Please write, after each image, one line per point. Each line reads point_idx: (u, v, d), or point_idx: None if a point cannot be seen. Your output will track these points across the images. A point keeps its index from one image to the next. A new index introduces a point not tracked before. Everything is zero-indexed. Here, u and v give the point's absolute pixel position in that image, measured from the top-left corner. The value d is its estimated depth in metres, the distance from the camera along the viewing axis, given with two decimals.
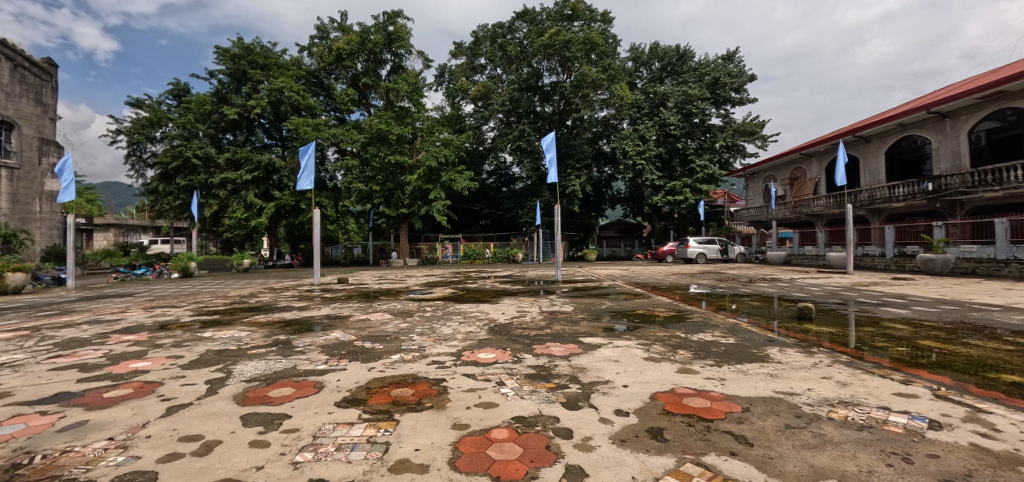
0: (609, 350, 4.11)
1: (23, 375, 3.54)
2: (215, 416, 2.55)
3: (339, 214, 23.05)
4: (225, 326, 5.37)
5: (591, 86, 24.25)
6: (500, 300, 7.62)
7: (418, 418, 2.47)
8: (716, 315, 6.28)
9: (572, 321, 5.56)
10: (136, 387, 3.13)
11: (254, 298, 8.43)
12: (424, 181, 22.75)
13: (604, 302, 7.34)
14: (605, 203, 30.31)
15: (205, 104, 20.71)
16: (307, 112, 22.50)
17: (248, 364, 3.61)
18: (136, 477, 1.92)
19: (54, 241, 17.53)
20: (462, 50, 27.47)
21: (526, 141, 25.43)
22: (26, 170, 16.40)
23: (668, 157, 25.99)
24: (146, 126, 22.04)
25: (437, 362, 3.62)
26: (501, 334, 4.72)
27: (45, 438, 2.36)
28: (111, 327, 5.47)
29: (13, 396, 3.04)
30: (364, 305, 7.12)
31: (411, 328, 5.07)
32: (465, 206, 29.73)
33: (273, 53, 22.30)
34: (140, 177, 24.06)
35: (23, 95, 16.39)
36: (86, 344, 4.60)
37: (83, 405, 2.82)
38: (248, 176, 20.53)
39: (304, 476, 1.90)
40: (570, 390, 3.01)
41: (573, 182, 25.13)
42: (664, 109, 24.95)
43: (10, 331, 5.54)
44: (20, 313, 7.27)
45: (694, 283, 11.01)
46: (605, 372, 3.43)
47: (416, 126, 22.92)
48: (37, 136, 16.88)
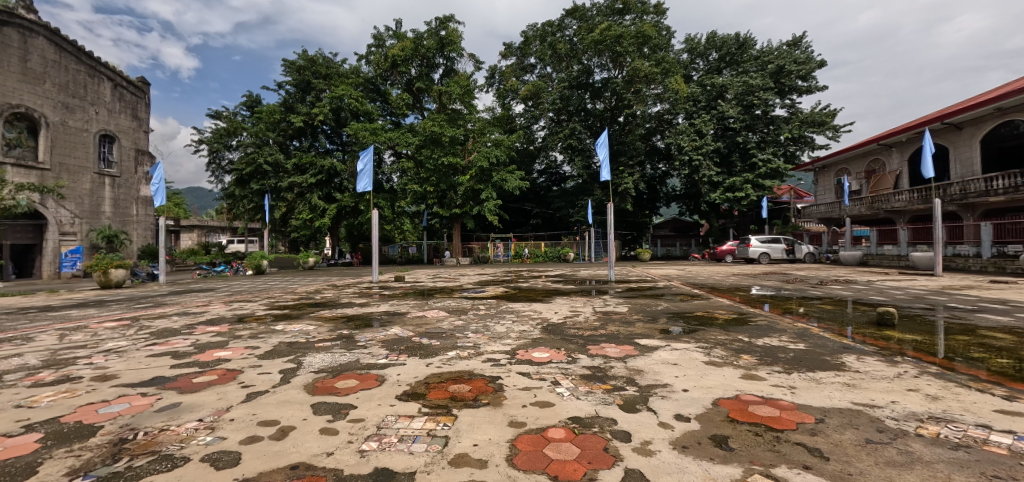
0: (667, 353, 3.97)
1: (127, 361, 3.98)
2: (288, 403, 2.73)
3: (395, 215, 23.94)
4: (295, 319, 5.73)
5: (644, 81, 23.61)
6: (552, 299, 7.57)
7: (475, 414, 2.51)
8: (782, 319, 5.89)
9: (627, 322, 5.43)
10: (220, 373, 3.43)
11: (319, 294, 8.95)
12: (476, 181, 23.18)
13: (660, 304, 7.10)
14: (659, 201, 29.32)
15: (274, 113, 22.24)
16: (365, 117, 23.54)
17: (316, 357, 3.83)
18: (222, 457, 2.10)
19: (148, 241, 19.46)
20: (512, 50, 27.58)
21: (577, 139, 25.12)
22: (125, 178, 18.39)
23: (727, 152, 24.72)
24: (225, 136, 24.07)
25: (492, 359, 3.66)
26: (555, 334, 4.69)
27: (146, 417, 2.63)
28: (196, 319, 6.03)
29: (119, 379, 3.42)
30: (420, 303, 7.34)
31: (465, 326, 5.16)
32: (515, 205, 29.90)
33: (334, 63, 23.56)
34: (220, 182, 26.31)
35: (122, 111, 18.43)
36: (176, 333, 5.10)
37: (176, 389, 3.12)
38: (313, 180, 21.86)
39: (370, 464, 1.98)
40: (627, 392, 2.94)
41: (626, 179, 24.55)
42: (722, 102, 23.75)
43: (115, 320, 6.26)
44: (123, 305, 8.18)
45: (758, 285, 10.36)
46: (663, 375, 3.32)
47: (468, 127, 23.36)
48: (134, 148, 18.89)
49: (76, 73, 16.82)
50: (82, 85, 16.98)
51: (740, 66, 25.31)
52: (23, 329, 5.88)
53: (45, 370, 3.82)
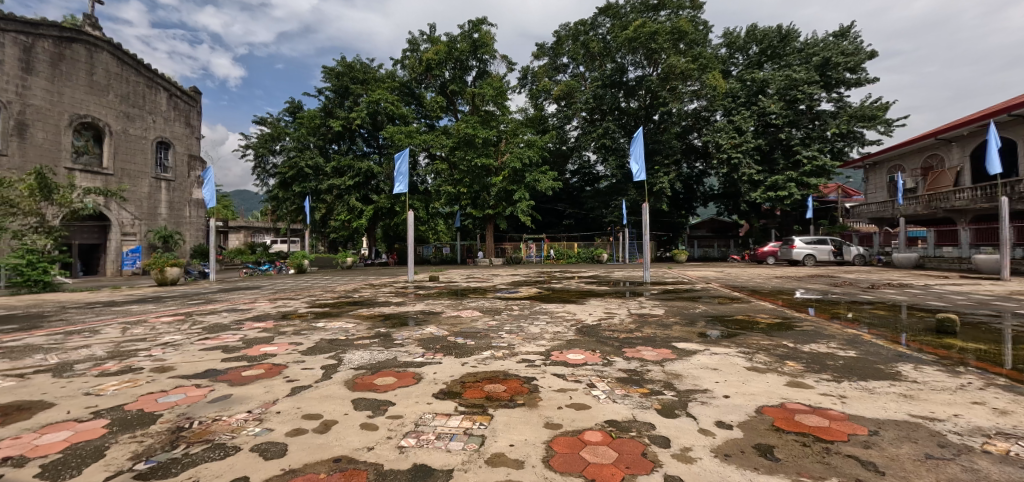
0: (706, 357, 3.85)
1: (183, 353, 4.24)
2: (330, 398, 2.83)
3: (430, 216, 24.32)
4: (335, 317, 5.94)
5: (680, 78, 23.02)
6: (586, 300, 7.49)
7: (511, 414, 2.51)
8: (830, 324, 5.60)
9: (664, 325, 5.30)
10: (267, 368, 3.58)
11: (357, 293, 9.23)
12: (509, 182, 23.32)
13: (697, 306, 6.90)
14: (696, 200, 28.54)
15: (315, 118, 23.14)
16: (401, 120, 24.06)
17: (356, 353, 3.95)
18: (270, 447, 2.20)
19: (200, 240, 20.67)
20: (544, 50, 27.53)
21: (611, 138, 24.80)
22: (179, 182, 19.62)
23: (768, 149, 23.79)
24: (269, 141, 25.23)
25: (527, 360, 3.66)
26: (590, 335, 4.65)
27: (200, 407, 2.79)
28: (244, 315, 6.35)
29: (175, 371, 3.64)
30: (455, 302, 7.43)
31: (499, 326, 5.19)
32: (548, 206, 29.85)
33: (371, 69, 24.26)
34: (264, 185, 27.57)
35: (176, 119, 19.66)
36: (226, 329, 5.38)
37: (227, 381, 3.29)
38: (351, 182, 22.56)
39: (409, 460, 2.02)
40: (665, 396, 2.87)
41: (661, 179, 23.99)
42: (763, 97, 22.82)
43: (171, 315, 6.67)
44: (178, 301, 8.71)
45: (803, 288, 9.89)
46: (702, 380, 3.22)
47: (501, 129, 23.53)
48: (187, 153, 20.11)
49: (137, 84, 18.04)
50: (142, 95, 18.20)
51: (782, 60, 24.25)
52: (91, 322, 6.36)
53: (110, 360, 4.12)
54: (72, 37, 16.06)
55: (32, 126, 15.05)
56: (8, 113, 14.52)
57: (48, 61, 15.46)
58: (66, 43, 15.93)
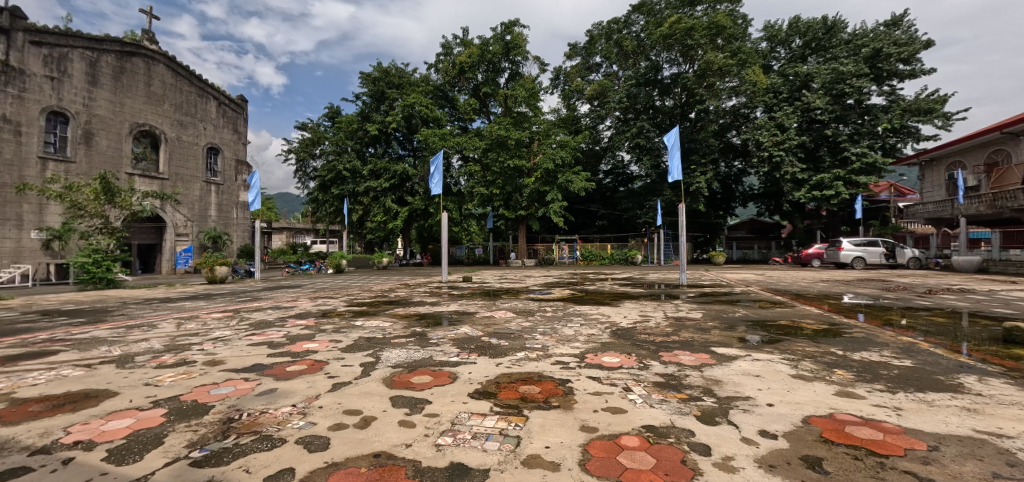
0: (747, 363, 3.72)
1: (232, 348, 4.47)
2: (368, 394, 2.91)
3: (463, 217, 24.56)
4: (372, 316, 6.11)
5: (718, 74, 22.34)
6: (620, 303, 7.36)
7: (546, 416, 2.51)
8: (882, 331, 5.28)
9: (701, 329, 5.15)
10: (309, 364, 3.72)
11: (393, 293, 9.45)
12: (542, 183, 23.32)
13: (738, 310, 6.67)
14: (734, 201, 27.53)
15: (352, 123, 23.87)
16: (435, 123, 24.50)
17: (393, 352, 4.05)
18: (314, 440, 2.28)
19: (246, 241, 21.76)
20: (577, 50, 27.35)
21: (645, 138, 24.31)
22: (227, 185, 20.74)
23: (813, 147, 22.73)
24: (310, 145, 26.20)
25: (561, 362, 3.65)
26: (625, 338, 4.57)
27: (249, 399, 2.93)
28: (287, 313, 6.63)
29: (225, 364, 3.84)
30: (488, 303, 7.49)
31: (533, 327, 5.18)
32: (581, 207, 29.57)
33: (406, 73, 24.83)
34: (305, 188, 28.67)
35: (225, 126, 20.81)
36: (272, 325, 5.64)
37: (272, 376, 3.44)
38: (387, 184, 23.10)
39: (446, 458, 2.05)
40: (704, 403, 2.78)
41: (698, 178, 23.28)
42: (807, 92, 21.80)
43: (221, 312, 7.05)
44: (227, 298, 9.21)
45: (852, 292, 9.38)
46: (744, 387, 3.11)
47: (533, 130, 23.59)
48: (234, 159, 21.24)
49: (189, 94, 19.17)
50: (193, 104, 19.33)
51: (828, 52, 23.10)
52: (149, 317, 6.80)
53: (167, 353, 4.39)
54: (132, 51, 17.19)
55: (97, 135, 16.22)
56: (76, 123, 15.71)
57: (110, 74, 16.62)
58: (127, 57, 17.07)
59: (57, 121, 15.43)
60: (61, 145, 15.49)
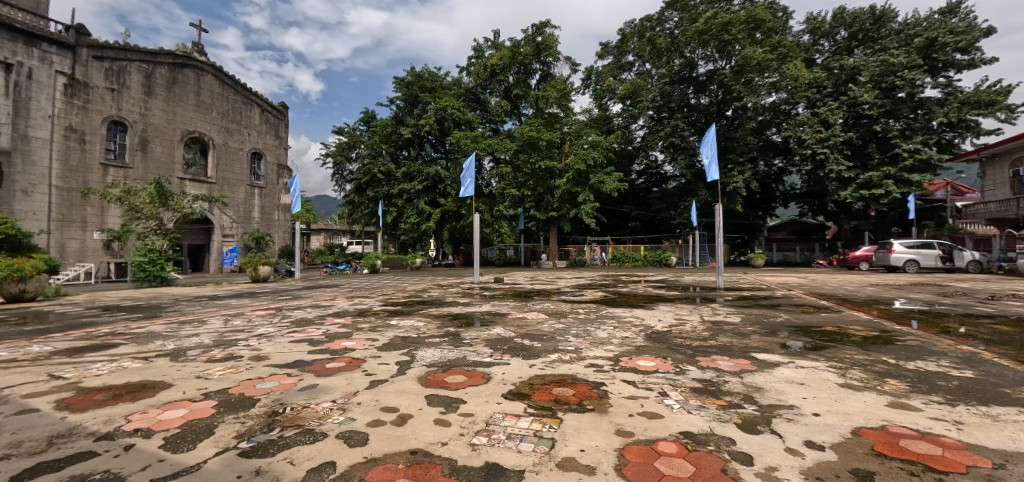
0: (791, 370, 3.56)
1: (275, 344, 4.66)
2: (405, 392, 2.97)
3: (494, 218, 24.73)
4: (407, 315, 6.24)
5: (757, 70, 21.63)
6: (655, 306, 7.22)
7: (581, 419, 2.49)
8: (939, 339, 4.94)
9: (741, 334, 4.98)
10: (348, 361, 3.84)
11: (427, 293, 9.62)
12: (574, 184, 23.20)
13: (778, 315, 6.41)
14: (775, 201, 26.58)
15: (387, 126, 24.49)
16: (467, 126, 24.82)
17: (427, 351, 4.12)
18: (353, 436, 2.35)
19: (287, 242, 22.73)
20: (609, 49, 27.04)
21: (679, 137, 23.72)
22: (269, 188, 21.75)
23: (860, 144, 21.60)
24: (347, 150, 27.06)
25: (595, 365, 3.61)
26: (660, 342, 4.48)
27: (292, 394, 3.06)
28: (326, 311, 6.87)
29: (270, 360, 4.02)
30: (520, 304, 7.52)
31: (565, 330, 5.14)
32: (613, 208, 29.18)
33: (438, 77, 25.26)
34: (342, 190, 29.60)
35: (267, 132, 21.83)
36: (311, 323, 5.85)
37: (313, 372, 3.56)
38: (420, 186, 23.54)
39: (482, 458, 2.07)
40: (745, 411, 2.69)
41: (736, 178, 22.53)
42: (853, 86, 20.72)
43: (265, 309, 7.38)
44: (270, 297, 9.62)
45: (903, 298, 8.83)
46: (786, 395, 2.98)
47: (565, 130, 23.49)
48: (276, 163, 22.26)
49: (234, 102, 20.17)
50: (239, 111, 20.35)
51: (877, 44, 21.89)
52: (199, 314, 7.20)
53: (216, 348, 4.64)
54: (183, 62, 18.21)
55: (152, 142, 17.30)
56: (134, 131, 16.80)
57: (164, 84, 17.67)
58: (179, 68, 18.10)
59: (116, 130, 16.55)
60: (120, 152, 16.61)
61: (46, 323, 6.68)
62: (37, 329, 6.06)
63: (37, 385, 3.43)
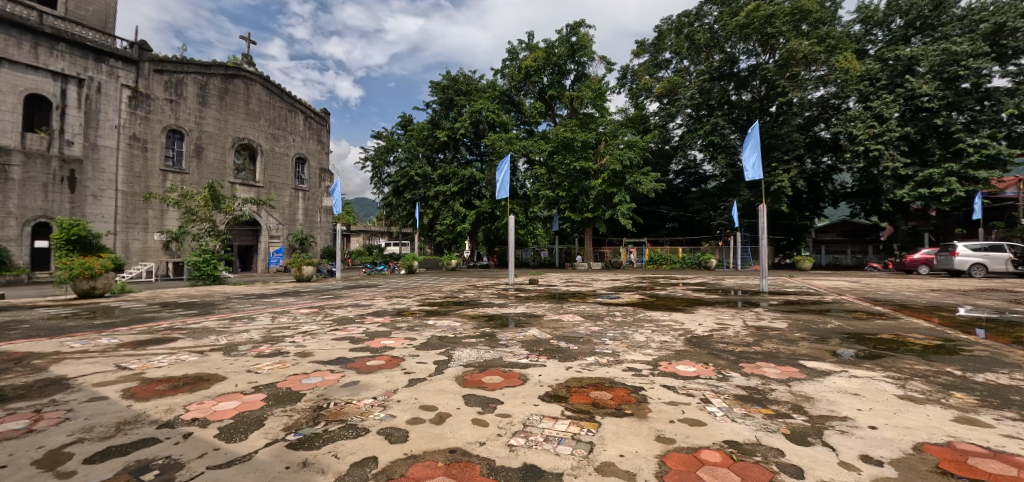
0: (843, 380, 3.37)
1: (319, 341, 4.86)
2: (443, 391, 3.02)
3: (529, 220, 24.76)
4: (443, 316, 6.34)
5: (803, 63, 20.68)
6: (694, 309, 6.99)
7: (620, 423, 2.45)
8: (1012, 350, 4.54)
9: (787, 340, 4.75)
10: (387, 359, 3.93)
11: (462, 294, 9.75)
12: (609, 184, 22.89)
13: (829, 321, 6.06)
14: (824, 201, 25.30)
15: (423, 130, 25.06)
16: (501, 128, 25.07)
17: (464, 351, 4.17)
18: (394, 433, 2.40)
19: (328, 242, 23.63)
20: (645, 47, 26.52)
21: (720, 135, 22.91)
22: (312, 191, 22.68)
23: (919, 139, 20.17)
24: (385, 153, 27.78)
25: (633, 369, 3.54)
26: (700, 347, 4.34)
27: (335, 390, 3.17)
28: (366, 311, 7.09)
29: (313, 356, 4.18)
30: (555, 306, 7.49)
31: (602, 332, 5.07)
32: (650, 209, 28.56)
33: (473, 80, 25.61)
34: (380, 193, 30.47)
35: (310, 138, 22.80)
36: (352, 322, 6.05)
37: (354, 369, 3.68)
38: (456, 188, 23.93)
39: (519, 459, 2.07)
40: (794, 421, 2.56)
41: (781, 177, 21.55)
42: (910, 78, 19.40)
43: (308, 308, 7.72)
44: (313, 296, 10.01)
45: (970, 304, 8.18)
46: (838, 406, 2.83)
47: (600, 130, 23.20)
48: (319, 167, 23.19)
49: (280, 109, 21.16)
50: (284, 118, 21.35)
51: (937, 31, 20.43)
52: (248, 311, 7.61)
53: (265, 344, 4.87)
54: (234, 73, 19.25)
55: (206, 148, 18.38)
56: (189, 139, 17.90)
57: (216, 94, 18.73)
58: (230, 79, 19.15)
59: (174, 138, 17.67)
60: (178, 158, 17.73)
61: (112, 317, 7.22)
62: (106, 323, 6.57)
63: (107, 375, 3.72)
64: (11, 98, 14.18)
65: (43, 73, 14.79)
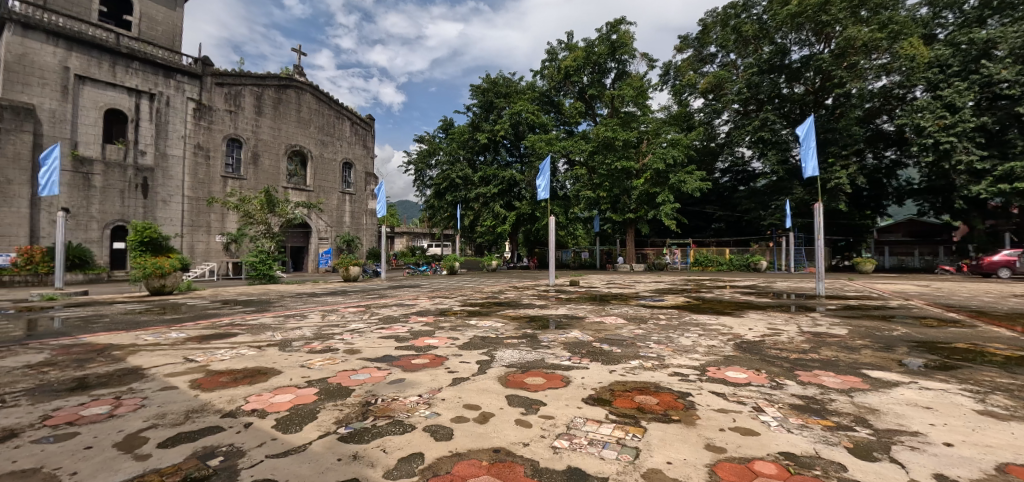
0: (913, 392, 3.12)
1: (366, 339, 5.05)
2: (486, 391, 3.05)
3: (569, 221, 24.60)
4: (485, 316, 6.43)
5: (862, 51, 19.42)
6: (744, 313, 6.70)
7: (666, 430, 2.38)
8: None
9: (848, 347, 4.46)
10: (431, 358, 4.03)
11: (503, 295, 9.83)
12: (652, 184, 22.31)
13: (894, 328, 5.63)
14: (887, 198, 23.59)
15: (464, 133, 25.47)
16: (541, 129, 25.11)
17: (506, 352, 4.20)
18: (439, 431, 2.46)
19: (373, 244, 24.47)
20: (688, 42, 25.73)
21: (770, 130, 21.76)
22: (358, 194, 23.58)
23: (997, 129, 18.36)
24: (427, 157, 28.40)
25: (680, 374, 3.44)
26: (751, 353, 4.16)
27: (382, 386, 3.28)
28: (410, 310, 7.29)
29: (361, 353, 4.35)
30: (598, 307, 7.41)
31: (646, 336, 4.96)
32: (694, 209, 27.65)
33: (512, 82, 25.79)
34: (422, 195, 31.26)
35: (356, 143, 23.74)
36: (397, 321, 6.24)
37: (400, 367, 3.79)
38: (495, 190, 24.08)
39: (563, 462, 2.07)
40: (857, 434, 2.40)
41: (838, 173, 20.25)
42: (987, 63, 17.72)
43: (356, 307, 8.03)
44: (360, 295, 10.40)
45: None
46: (908, 420, 2.62)
47: (642, 129, 22.68)
48: (364, 172, 24.11)
49: (329, 116, 22.16)
50: (332, 125, 22.34)
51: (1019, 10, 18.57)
52: (301, 309, 8.01)
53: (316, 341, 5.12)
54: (287, 83, 20.35)
55: (262, 155, 19.52)
56: (247, 147, 19.07)
57: (271, 104, 19.87)
58: (283, 89, 20.27)
59: (234, 146, 18.88)
60: (237, 166, 18.93)
61: (181, 313, 7.82)
62: (175, 318, 7.13)
63: (176, 366, 4.04)
64: (93, 113, 15.61)
65: (120, 90, 16.18)
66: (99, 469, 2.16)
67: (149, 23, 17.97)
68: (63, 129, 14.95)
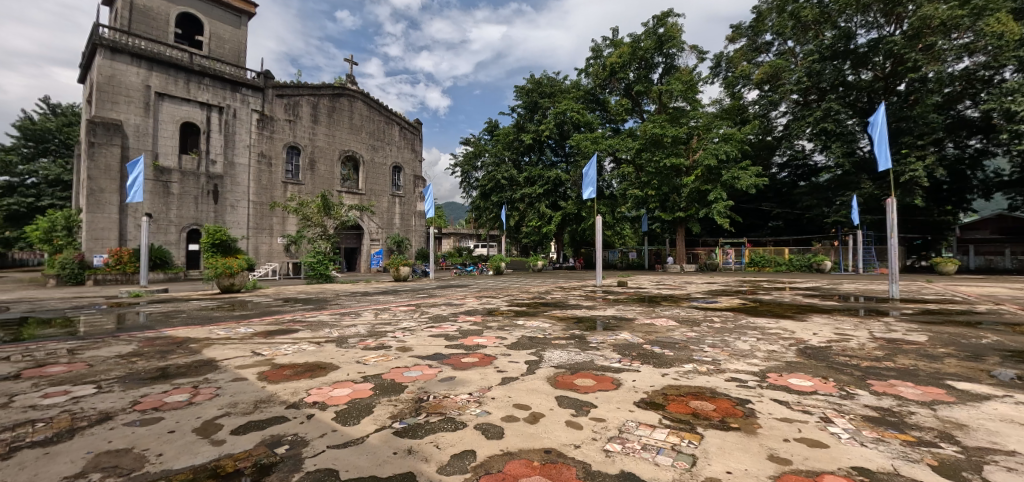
0: (1008, 407, 2.81)
1: (416, 337, 5.20)
2: (535, 391, 3.07)
3: (616, 220, 24.14)
4: (532, 316, 6.44)
5: (941, 31, 17.83)
6: (807, 316, 6.29)
7: (725, 437, 2.29)
8: None
9: (930, 356, 4.08)
10: (480, 357, 4.09)
11: (550, 295, 9.80)
12: (703, 181, 21.50)
13: (983, 336, 5.08)
14: (972, 191, 21.43)
15: (508, 134, 25.61)
16: (586, 128, 24.79)
17: (555, 352, 4.19)
18: (490, 429, 2.50)
19: (422, 244, 25.17)
20: (741, 31, 24.55)
21: (834, 121, 20.27)
22: (407, 197, 24.35)
23: None
24: (472, 158, 28.84)
25: (737, 379, 3.29)
26: (817, 359, 3.90)
27: (434, 384, 3.37)
28: (458, 309, 7.43)
29: (412, 351, 4.48)
30: (647, 309, 7.23)
31: (699, 339, 4.79)
32: (749, 206, 26.33)
33: (557, 82, 25.71)
34: (467, 197, 31.80)
35: (405, 147, 24.52)
36: (445, 320, 6.37)
37: (451, 365, 3.87)
38: (541, 190, 24.03)
39: (616, 466, 2.04)
40: (942, 451, 2.20)
41: (913, 165, 18.55)
42: None
43: (407, 305, 8.30)
44: (410, 294, 10.73)
45: None
46: (1004, 438, 2.36)
47: (691, 124, 21.96)
48: (413, 175, 24.86)
49: (379, 122, 23.02)
50: (382, 130, 23.20)
51: None
52: (355, 307, 8.38)
53: (370, 338, 5.34)
54: (340, 92, 21.36)
55: (318, 162, 20.64)
56: (304, 153, 20.23)
57: (326, 112, 20.94)
58: (337, 97, 21.28)
59: (292, 153, 20.11)
60: (296, 172, 20.18)
61: (247, 310, 8.42)
62: (243, 314, 7.69)
63: (246, 359, 4.35)
64: (170, 127, 17.07)
65: (193, 104, 17.59)
66: (182, 452, 2.36)
67: (218, 42, 19.46)
68: (146, 142, 16.44)
